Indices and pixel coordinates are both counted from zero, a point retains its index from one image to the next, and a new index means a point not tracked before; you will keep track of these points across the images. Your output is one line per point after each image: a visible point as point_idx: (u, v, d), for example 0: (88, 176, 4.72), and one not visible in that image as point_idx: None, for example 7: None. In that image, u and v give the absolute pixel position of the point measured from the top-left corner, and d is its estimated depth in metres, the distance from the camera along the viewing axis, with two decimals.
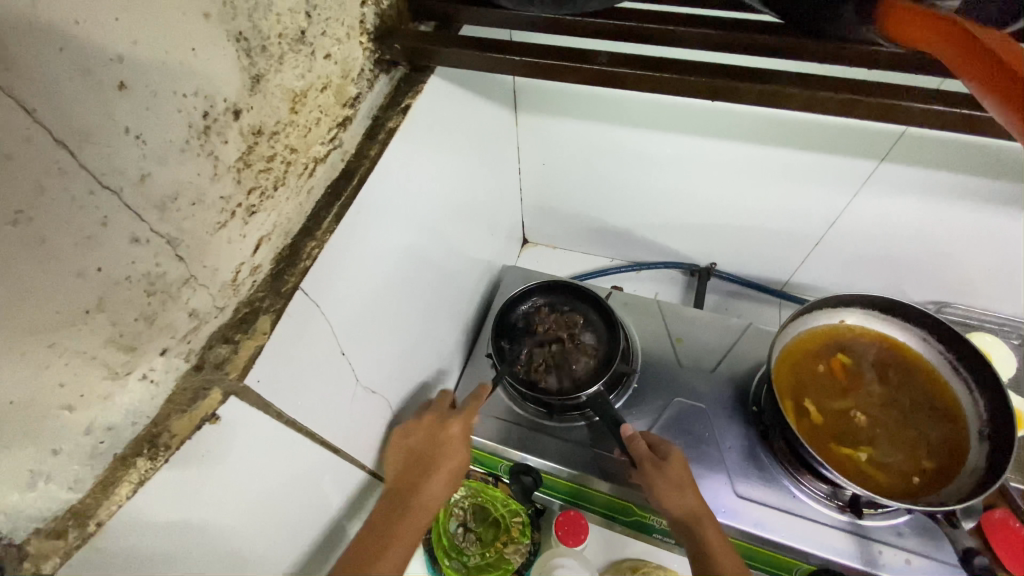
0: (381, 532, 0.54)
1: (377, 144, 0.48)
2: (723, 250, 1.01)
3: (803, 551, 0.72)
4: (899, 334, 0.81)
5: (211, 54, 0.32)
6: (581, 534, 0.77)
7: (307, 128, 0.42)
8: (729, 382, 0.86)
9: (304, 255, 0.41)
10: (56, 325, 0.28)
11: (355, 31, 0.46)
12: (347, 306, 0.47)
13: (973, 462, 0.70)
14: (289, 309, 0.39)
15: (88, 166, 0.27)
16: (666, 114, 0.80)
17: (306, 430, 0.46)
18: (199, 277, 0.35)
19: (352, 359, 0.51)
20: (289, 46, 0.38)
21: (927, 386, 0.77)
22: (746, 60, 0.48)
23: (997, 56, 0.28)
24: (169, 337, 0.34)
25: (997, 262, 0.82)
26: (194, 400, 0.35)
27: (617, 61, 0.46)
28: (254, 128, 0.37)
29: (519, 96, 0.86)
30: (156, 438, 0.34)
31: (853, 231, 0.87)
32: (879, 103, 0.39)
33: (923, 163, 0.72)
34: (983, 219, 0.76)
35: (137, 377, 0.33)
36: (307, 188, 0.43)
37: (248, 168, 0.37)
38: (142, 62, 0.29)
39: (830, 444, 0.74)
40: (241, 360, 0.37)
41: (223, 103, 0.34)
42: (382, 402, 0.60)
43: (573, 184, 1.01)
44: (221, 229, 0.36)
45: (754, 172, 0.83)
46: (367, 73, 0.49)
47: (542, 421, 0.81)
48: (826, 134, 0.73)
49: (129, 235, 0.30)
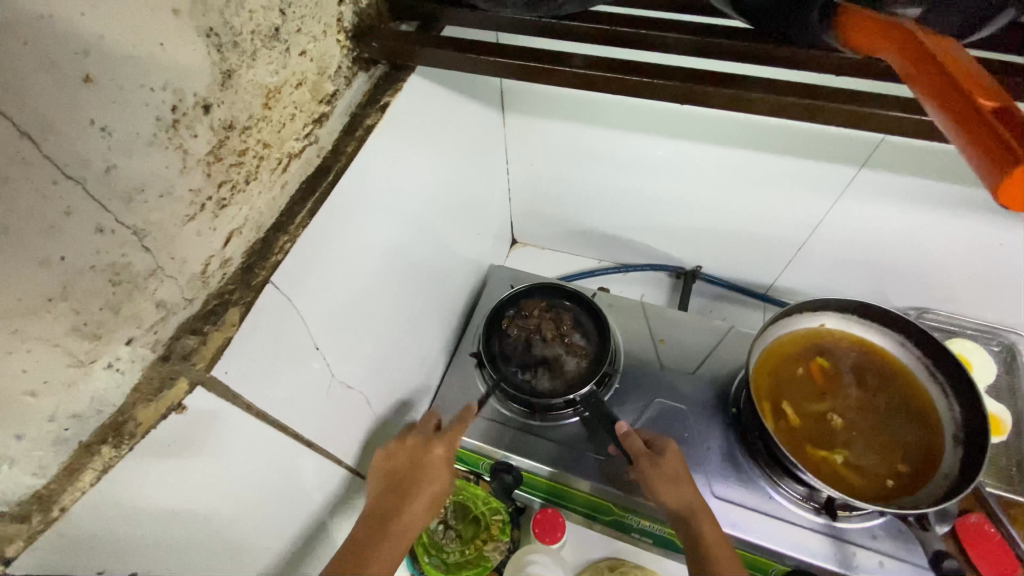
0: (363, 547, 0.54)
1: (353, 142, 0.48)
2: (709, 253, 1.02)
3: (779, 553, 0.72)
4: (878, 338, 0.81)
5: (180, 48, 0.33)
6: (558, 532, 0.79)
7: (281, 124, 0.43)
8: (710, 384, 0.87)
9: (277, 249, 0.42)
10: (18, 312, 0.28)
11: (332, 29, 0.46)
12: (321, 300, 0.48)
13: (947, 466, 0.71)
14: (258, 302, 0.40)
15: (52, 157, 0.28)
16: (651, 117, 0.80)
17: (278, 423, 0.46)
18: (166, 268, 0.36)
19: (327, 354, 0.52)
20: (262, 42, 0.39)
21: (904, 390, 0.78)
22: (719, 65, 0.49)
23: (939, 62, 0.28)
24: (135, 326, 0.35)
25: (978, 269, 0.82)
26: (161, 388, 0.36)
27: (591, 63, 0.46)
28: (225, 123, 0.37)
29: (507, 96, 0.87)
30: (122, 426, 0.35)
31: (835, 236, 0.87)
32: (842, 108, 0.40)
33: (903, 170, 0.72)
34: (962, 226, 0.77)
35: (103, 365, 0.34)
36: (281, 183, 0.44)
37: (219, 162, 0.38)
38: (108, 55, 0.29)
39: (807, 446, 0.75)
40: (209, 351, 0.37)
41: (193, 97, 0.34)
42: (359, 397, 0.61)
43: (560, 186, 1.01)
44: (190, 222, 0.37)
45: (738, 176, 0.84)
46: (346, 71, 0.49)
47: (525, 420, 0.81)
48: (808, 140, 0.74)
49: (93, 225, 0.30)
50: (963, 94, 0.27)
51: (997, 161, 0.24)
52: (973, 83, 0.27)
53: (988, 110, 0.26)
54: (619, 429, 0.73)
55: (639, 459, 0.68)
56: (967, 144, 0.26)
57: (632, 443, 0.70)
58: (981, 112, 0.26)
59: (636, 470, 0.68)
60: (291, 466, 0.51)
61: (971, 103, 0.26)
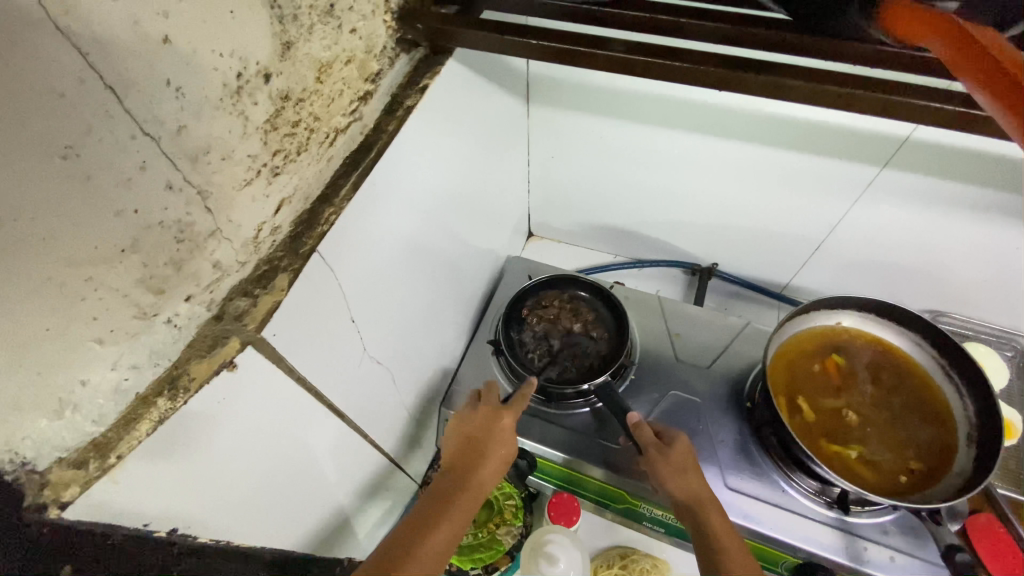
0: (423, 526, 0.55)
1: (395, 121, 0.50)
2: (725, 251, 1.03)
3: (790, 545, 0.73)
4: (894, 337, 0.82)
5: (247, 17, 0.34)
6: (574, 516, 0.79)
7: (331, 98, 0.44)
8: (725, 378, 0.88)
9: (322, 220, 0.43)
10: (94, 260, 0.29)
11: (379, 10, 0.48)
12: (357, 274, 0.49)
13: (961, 465, 0.71)
14: (306, 269, 0.41)
15: (132, 112, 0.29)
16: (676, 111, 0.81)
17: (315, 390, 0.48)
18: (224, 231, 0.37)
19: (360, 328, 0.53)
20: (318, 17, 0.40)
21: (919, 390, 0.79)
22: (754, 56, 0.50)
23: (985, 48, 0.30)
24: (193, 285, 0.36)
25: (995, 273, 0.83)
26: (214, 346, 0.37)
27: (630, 48, 0.47)
28: (282, 93, 0.39)
29: (532, 87, 0.88)
30: (177, 379, 0.36)
31: (853, 237, 0.88)
32: (876, 98, 0.41)
33: (925, 170, 0.73)
34: (981, 228, 0.77)
35: (164, 319, 0.35)
36: (327, 156, 0.45)
37: (274, 131, 0.39)
38: (185, 19, 0.30)
39: (821, 441, 0.76)
40: (259, 313, 0.39)
41: (255, 66, 0.36)
42: (386, 373, 0.62)
43: (580, 179, 1.02)
44: (246, 186, 0.38)
45: (760, 173, 0.85)
46: (389, 52, 0.51)
47: (541, 407, 0.82)
48: (831, 137, 0.75)
49: (164, 181, 0.32)
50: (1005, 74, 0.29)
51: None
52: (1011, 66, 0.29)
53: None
54: (630, 419, 0.74)
55: (648, 449, 0.69)
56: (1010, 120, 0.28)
57: (642, 433, 0.70)
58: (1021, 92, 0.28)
59: (644, 461, 0.69)
60: (321, 436, 0.52)
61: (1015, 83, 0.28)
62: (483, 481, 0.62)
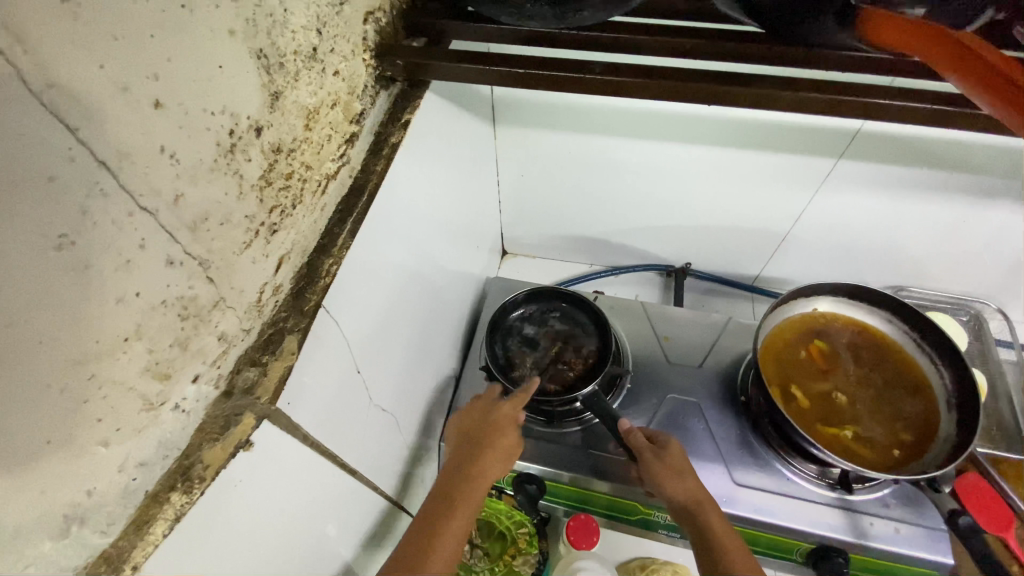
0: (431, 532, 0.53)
1: (382, 159, 0.48)
2: (697, 250, 1.05)
3: (801, 531, 0.74)
4: (866, 317, 0.86)
5: (234, 70, 0.32)
6: (594, 537, 0.78)
7: (320, 145, 0.42)
8: (717, 375, 0.89)
9: (324, 272, 0.41)
10: (96, 355, 0.26)
11: (358, 49, 0.46)
12: (360, 320, 0.46)
13: (945, 431, 0.75)
14: (313, 328, 0.39)
15: (127, 188, 0.26)
16: (641, 122, 0.83)
17: (327, 451, 0.44)
18: (227, 299, 0.34)
19: (366, 378, 0.50)
20: (303, 63, 0.38)
21: (896, 365, 0.83)
22: (727, 68, 0.52)
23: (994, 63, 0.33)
24: (200, 363, 0.33)
25: (946, 247, 0.89)
26: (227, 427, 0.34)
27: (611, 70, 0.48)
28: (274, 146, 0.36)
29: (498, 109, 0.88)
30: (189, 470, 0.32)
31: (816, 226, 0.92)
32: (859, 102, 0.43)
33: (878, 159, 0.78)
34: (930, 207, 0.83)
35: (171, 407, 0.32)
36: (321, 205, 0.43)
37: (269, 187, 0.37)
38: (174, 79, 0.28)
39: (817, 425, 0.78)
40: (271, 383, 0.36)
41: (246, 121, 0.33)
42: (390, 420, 0.59)
43: (550, 195, 1.03)
44: (246, 249, 0.35)
45: (725, 174, 0.87)
46: (370, 90, 0.49)
47: (540, 428, 0.81)
48: (789, 135, 0.78)
49: (164, 257, 0.29)
50: (1005, 79, 0.32)
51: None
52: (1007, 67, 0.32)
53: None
54: (620, 425, 0.73)
55: (642, 453, 0.68)
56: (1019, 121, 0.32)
57: (634, 438, 0.70)
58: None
59: (641, 465, 0.68)
60: (334, 496, 0.48)
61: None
62: (486, 475, 0.59)
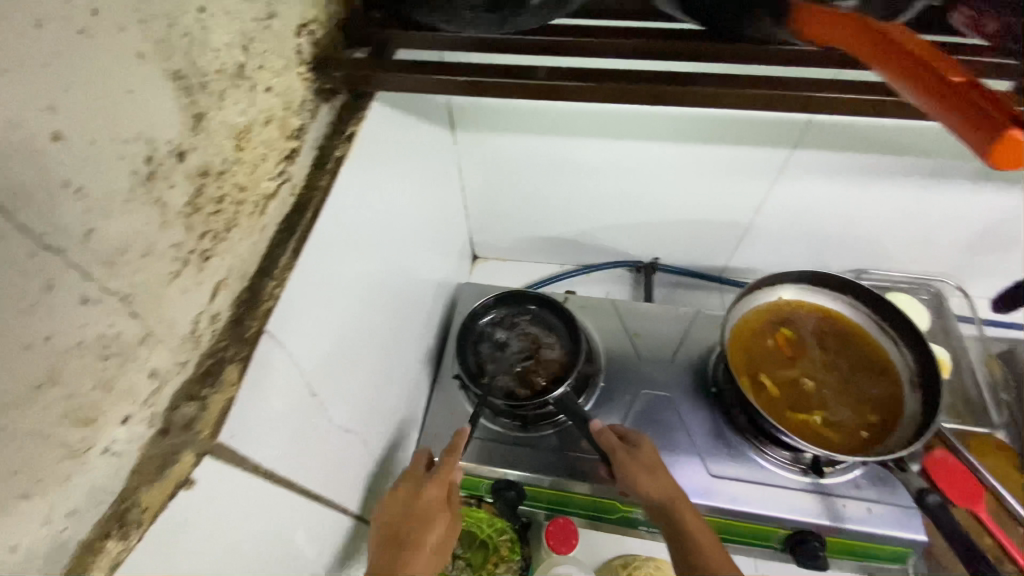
0: None
1: (327, 174, 0.46)
2: (664, 245, 1.06)
3: (778, 518, 0.75)
4: (829, 302, 0.87)
5: (148, 94, 0.31)
6: (573, 539, 0.78)
7: (255, 164, 0.40)
8: (688, 368, 0.90)
9: (266, 295, 0.39)
10: (6, 405, 0.25)
11: (292, 63, 0.45)
12: (312, 341, 0.45)
13: (910, 410, 0.77)
14: (256, 355, 0.37)
15: (27, 227, 0.25)
16: (599, 121, 0.83)
17: (282, 479, 0.43)
18: (157, 333, 0.33)
19: (323, 400, 0.49)
20: (229, 81, 0.37)
21: (860, 348, 0.84)
22: (672, 67, 0.52)
23: (911, 50, 0.31)
24: (130, 402, 0.32)
25: (902, 229, 0.91)
26: (164, 467, 0.33)
27: (556, 74, 0.48)
28: (200, 169, 0.35)
29: (457, 116, 0.88)
30: (126, 515, 0.31)
31: (777, 215, 0.94)
32: (799, 96, 0.43)
33: (830, 148, 0.79)
34: (884, 191, 0.84)
35: (99, 451, 0.31)
36: (259, 227, 0.41)
37: (198, 213, 0.35)
38: (75, 110, 0.27)
39: (787, 412, 0.79)
40: (211, 417, 0.35)
41: (166, 145, 0.32)
42: (355, 440, 0.58)
43: (515, 198, 1.02)
44: (174, 279, 0.34)
45: (685, 169, 0.88)
46: (309, 104, 0.48)
47: (515, 433, 0.81)
48: (743, 129, 0.80)
49: (78, 296, 0.28)
50: (937, 72, 0.30)
51: (980, 128, 0.28)
52: (939, 61, 0.30)
53: (963, 86, 0.29)
54: (592, 425, 0.73)
55: (615, 452, 0.68)
56: (949, 116, 0.30)
57: (607, 438, 0.70)
58: (963, 91, 0.29)
59: (615, 466, 0.68)
60: (293, 523, 0.47)
61: (945, 80, 0.30)
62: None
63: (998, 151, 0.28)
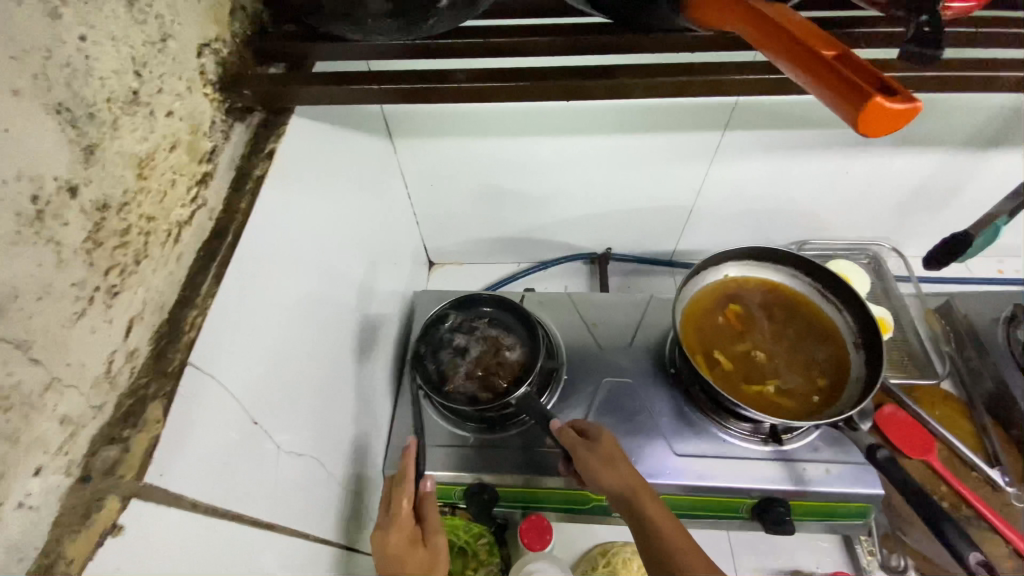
0: None
1: (246, 195, 0.45)
2: (615, 234, 1.07)
3: (743, 489, 0.77)
4: (774, 275, 0.90)
5: (28, 132, 0.30)
6: (546, 535, 0.78)
7: (162, 192, 0.40)
8: (647, 352, 0.91)
9: (187, 326, 0.38)
10: None
11: (196, 83, 0.44)
12: (248, 367, 0.44)
13: (857, 371, 0.79)
14: (180, 390, 0.36)
15: None
16: (536, 118, 0.84)
17: (229, 514, 0.42)
18: (64, 378, 0.32)
19: (268, 426, 0.48)
20: (121, 109, 0.37)
21: (808, 315, 0.86)
22: (588, 60, 0.53)
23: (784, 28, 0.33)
24: (41, 453, 0.31)
25: (835, 199, 0.95)
26: (88, 514, 0.31)
27: (474, 77, 0.48)
28: (97, 204, 0.34)
29: (391, 122, 0.85)
30: (51, 568, 0.30)
31: (718, 196, 0.96)
32: (705, 80, 0.45)
33: (759, 126, 0.82)
34: (813, 163, 0.88)
35: (13, 506, 0.29)
36: (175, 256, 0.40)
37: (100, 247, 0.34)
38: None
39: (742, 385, 0.80)
40: (136, 458, 0.33)
41: (54, 182, 0.31)
42: (311, 464, 0.57)
43: (462, 201, 1.02)
44: (80, 319, 0.33)
45: (625, 159, 0.90)
46: (221, 124, 0.47)
47: (481, 436, 0.80)
48: (676, 114, 0.81)
49: None
50: (810, 52, 0.31)
51: (851, 102, 0.29)
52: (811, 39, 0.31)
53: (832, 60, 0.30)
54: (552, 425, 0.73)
55: (576, 448, 0.69)
56: (822, 89, 0.31)
57: (567, 435, 0.70)
58: (832, 65, 0.30)
59: (577, 462, 0.69)
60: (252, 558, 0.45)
61: (816, 54, 0.31)
62: None
63: (871, 122, 0.29)
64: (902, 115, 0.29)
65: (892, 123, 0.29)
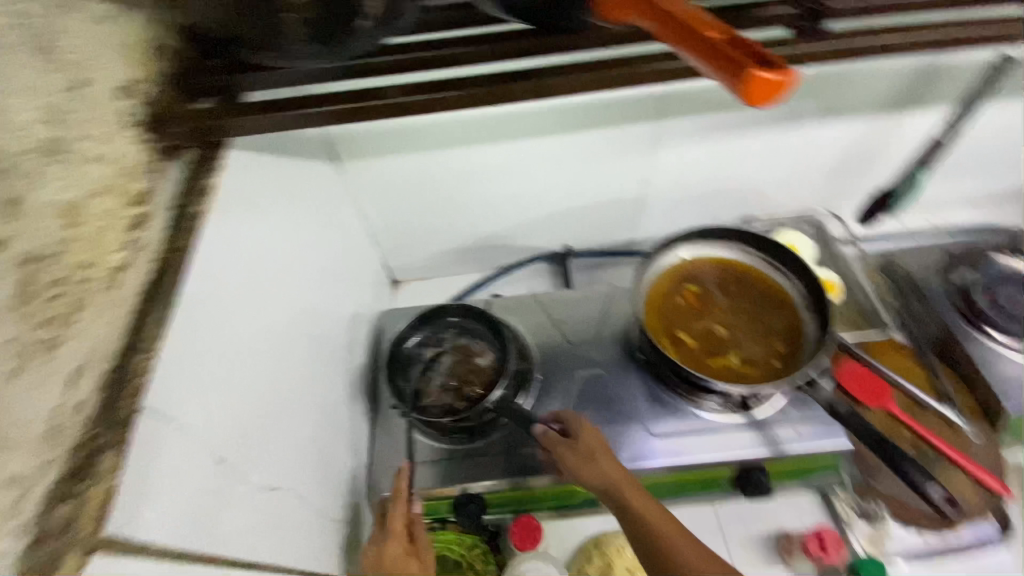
0: None
1: (187, 233, 0.44)
2: (575, 233, 1.07)
3: (722, 461, 0.77)
4: (727, 250, 0.93)
5: None
6: (536, 531, 0.79)
7: (97, 239, 0.39)
8: (616, 341, 0.91)
9: (135, 371, 0.38)
10: None
11: (124, 126, 0.43)
12: (203, 406, 0.43)
13: (813, 332, 0.83)
14: (133, 437, 0.36)
15: None
16: (480, 126, 0.86)
17: (204, 554, 0.41)
18: (6, 437, 0.31)
19: (236, 464, 0.47)
20: (43, 160, 0.37)
21: (763, 285, 0.90)
22: (514, 64, 0.54)
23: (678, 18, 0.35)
24: None
25: (778, 174, 0.99)
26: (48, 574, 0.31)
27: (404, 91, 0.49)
28: (28, 256, 0.35)
29: (339, 146, 0.86)
30: None
31: (668, 183, 0.99)
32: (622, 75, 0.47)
33: (692, 111, 0.86)
34: (748, 142, 0.92)
35: None
36: (119, 301, 0.39)
37: (32, 301, 0.34)
38: None
39: (708, 360, 0.83)
40: (92, 511, 0.33)
41: None
42: (290, 496, 0.56)
43: (418, 217, 1.01)
44: (16, 374, 0.33)
45: (573, 156, 0.91)
46: (156, 163, 0.46)
47: (463, 445, 0.80)
48: (612, 109, 0.85)
49: None
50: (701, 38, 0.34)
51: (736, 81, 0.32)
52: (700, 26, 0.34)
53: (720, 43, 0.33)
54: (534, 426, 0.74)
55: (558, 448, 0.70)
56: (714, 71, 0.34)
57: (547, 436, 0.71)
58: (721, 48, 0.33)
59: (560, 462, 0.70)
60: None
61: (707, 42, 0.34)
62: None
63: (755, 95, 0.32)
64: (781, 86, 0.33)
65: (773, 92, 0.33)
